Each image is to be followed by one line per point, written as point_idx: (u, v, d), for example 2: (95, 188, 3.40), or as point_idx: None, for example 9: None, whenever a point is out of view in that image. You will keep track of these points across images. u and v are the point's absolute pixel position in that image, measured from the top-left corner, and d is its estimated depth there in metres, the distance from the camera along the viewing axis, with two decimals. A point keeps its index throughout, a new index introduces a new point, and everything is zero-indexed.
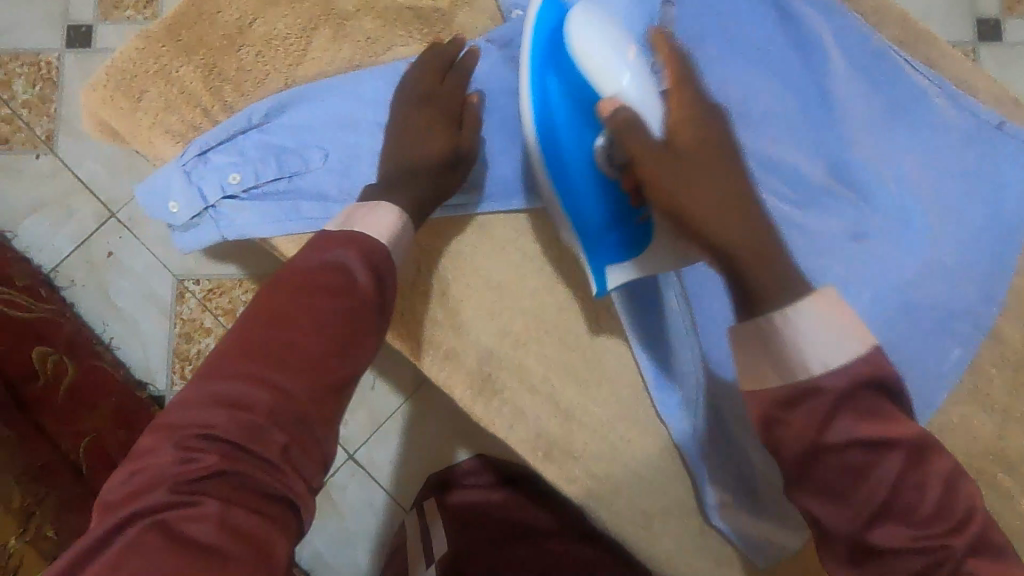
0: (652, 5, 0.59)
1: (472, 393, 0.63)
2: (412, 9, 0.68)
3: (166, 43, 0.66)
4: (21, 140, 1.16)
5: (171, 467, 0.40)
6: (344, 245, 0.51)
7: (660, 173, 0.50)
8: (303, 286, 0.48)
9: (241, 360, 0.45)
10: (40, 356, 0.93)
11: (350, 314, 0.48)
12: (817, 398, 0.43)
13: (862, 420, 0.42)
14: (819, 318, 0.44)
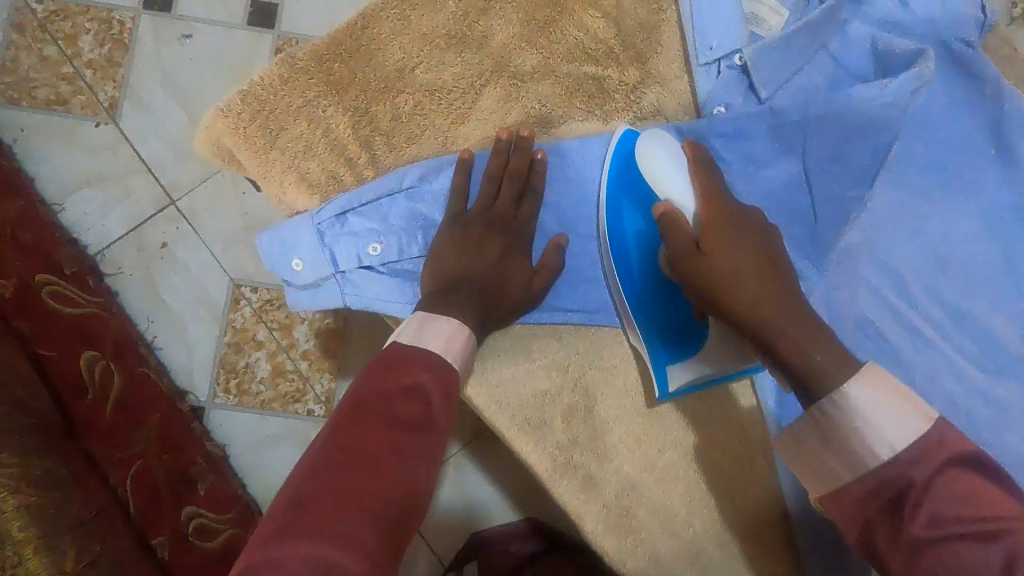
0: (863, 136, 0.55)
1: (606, 528, 0.56)
2: (595, 79, 0.60)
3: (316, 77, 0.58)
4: (80, 104, 1.06)
5: None
6: (426, 368, 0.47)
7: (717, 273, 0.48)
8: (387, 412, 0.44)
9: (312, 508, 0.39)
10: (88, 361, 0.84)
11: (421, 445, 0.44)
12: (909, 494, 0.39)
13: (953, 507, 0.38)
14: (873, 398, 0.41)
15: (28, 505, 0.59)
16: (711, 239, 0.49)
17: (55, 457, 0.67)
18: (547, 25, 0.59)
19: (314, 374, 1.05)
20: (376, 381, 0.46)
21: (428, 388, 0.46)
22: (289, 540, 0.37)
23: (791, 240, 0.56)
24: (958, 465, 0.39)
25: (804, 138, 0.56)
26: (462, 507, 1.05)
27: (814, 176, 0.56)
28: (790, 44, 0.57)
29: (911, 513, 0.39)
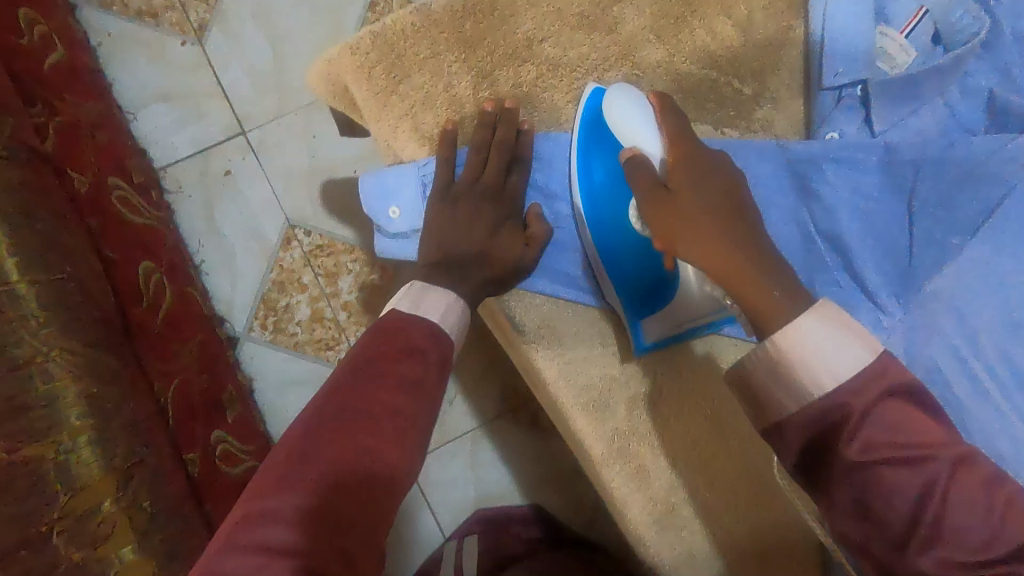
0: (964, 186, 0.56)
1: (650, 519, 0.57)
2: (715, 84, 0.61)
3: (446, 31, 0.58)
4: (169, 19, 1.06)
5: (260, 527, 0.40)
6: (425, 339, 0.50)
7: (683, 209, 0.49)
8: (388, 366, 0.47)
9: (302, 461, 0.42)
10: (146, 272, 0.84)
11: (411, 405, 0.46)
12: (844, 423, 0.39)
13: (885, 434, 0.38)
14: (827, 335, 0.41)
15: (88, 396, 0.61)
16: (677, 175, 0.50)
17: (115, 357, 0.68)
18: (678, 22, 0.60)
19: (351, 326, 1.06)
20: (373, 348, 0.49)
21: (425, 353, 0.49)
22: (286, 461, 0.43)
23: (880, 272, 0.58)
24: (897, 393, 0.39)
25: (913, 178, 0.57)
26: (470, 481, 1.06)
27: (917, 218, 0.57)
28: (913, 84, 0.58)
29: (845, 436, 0.39)
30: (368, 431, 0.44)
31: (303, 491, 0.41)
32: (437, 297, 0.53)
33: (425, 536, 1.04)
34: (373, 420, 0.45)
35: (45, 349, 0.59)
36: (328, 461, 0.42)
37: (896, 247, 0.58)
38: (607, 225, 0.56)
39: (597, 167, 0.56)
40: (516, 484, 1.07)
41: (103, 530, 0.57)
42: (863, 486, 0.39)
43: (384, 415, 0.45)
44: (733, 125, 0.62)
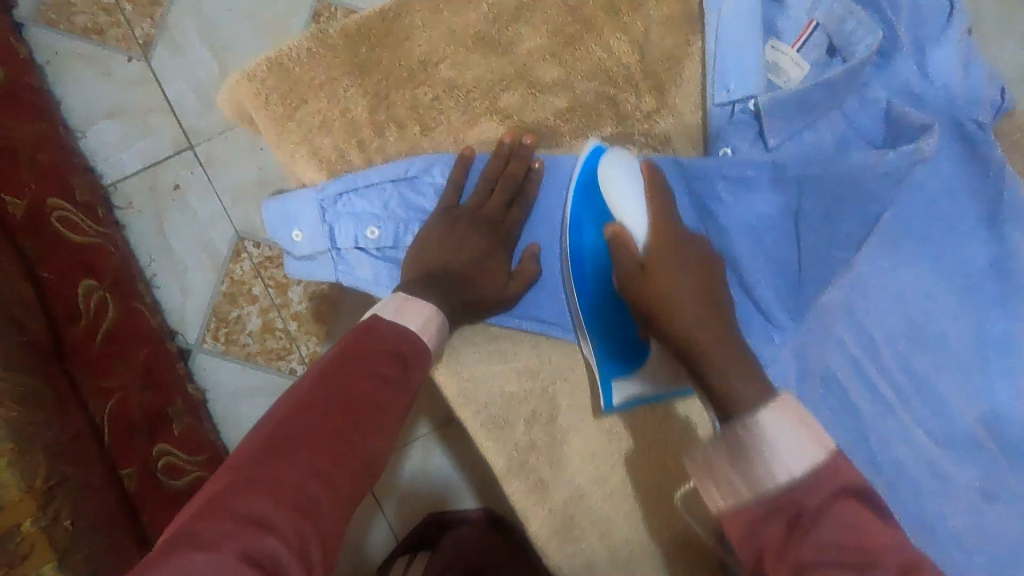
0: (846, 200, 0.56)
1: (549, 532, 0.59)
2: (613, 101, 0.61)
3: (342, 56, 0.59)
4: (115, 36, 1.07)
5: (249, 490, 0.39)
6: (405, 338, 0.49)
7: (656, 288, 0.52)
8: (372, 364, 0.47)
9: (288, 439, 0.42)
10: (86, 290, 0.86)
11: (395, 410, 0.46)
12: (801, 518, 0.39)
13: (839, 535, 0.37)
14: (785, 432, 0.42)
15: (9, 418, 0.62)
16: (658, 261, 0.53)
17: (43, 378, 0.70)
18: (574, 41, 0.61)
19: (302, 336, 1.08)
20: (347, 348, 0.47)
21: (407, 356, 0.49)
22: (283, 432, 0.42)
23: (772, 290, 0.58)
24: (850, 496, 0.39)
25: (800, 194, 0.58)
26: (422, 485, 1.08)
27: (804, 234, 0.58)
28: (805, 98, 0.58)
29: (804, 530, 0.39)
30: (352, 431, 0.43)
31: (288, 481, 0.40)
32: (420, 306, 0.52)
33: (378, 540, 1.06)
34: (360, 423, 0.44)
35: None
36: (314, 453, 0.42)
37: (783, 262, 0.59)
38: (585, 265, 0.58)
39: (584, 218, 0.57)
40: (469, 489, 1.08)
41: (23, 550, 0.59)
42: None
43: (365, 417, 0.44)
44: (631, 141, 0.61)
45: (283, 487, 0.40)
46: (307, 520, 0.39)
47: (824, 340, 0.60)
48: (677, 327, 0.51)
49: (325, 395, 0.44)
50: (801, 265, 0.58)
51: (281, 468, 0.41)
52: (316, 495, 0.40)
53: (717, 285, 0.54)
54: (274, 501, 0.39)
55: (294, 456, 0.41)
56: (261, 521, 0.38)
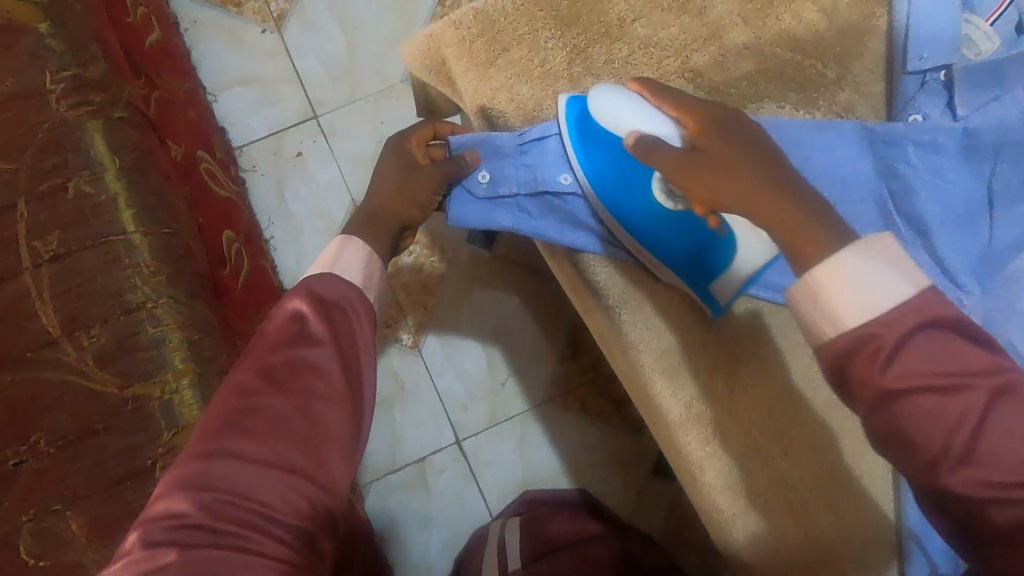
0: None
1: (725, 483, 0.59)
2: (799, 67, 0.63)
3: (544, 10, 0.62)
4: (252, 9, 1.12)
5: (211, 464, 0.43)
6: (342, 291, 0.50)
7: (718, 169, 0.47)
8: (298, 331, 0.47)
9: (239, 411, 0.44)
10: (228, 239, 0.89)
11: (348, 364, 0.48)
12: (878, 348, 0.39)
13: (927, 362, 0.38)
14: (852, 263, 0.41)
15: (190, 341, 0.65)
16: (702, 135, 0.48)
17: (210, 308, 0.71)
18: (765, 8, 0.63)
19: (410, 306, 1.09)
20: (282, 315, 0.49)
21: (345, 308, 0.50)
22: (233, 409, 0.45)
23: (962, 254, 0.59)
24: (935, 325, 0.39)
25: (994, 160, 0.58)
26: (516, 461, 1.08)
27: (998, 200, 0.58)
28: (1003, 71, 0.59)
29: (883, 363, 0.39)
30: (299, 392, 0.46)
31: (249, 449, 0.43)
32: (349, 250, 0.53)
33: (472, 512, 1.06)
34: (303, 385, 0.46)
35: (154, 297, 0.63)
36: (264, 419, 0.44)
37: (973, 228, 0.59)
38: (626, 194, 0.58)
39: (596, 146, 0.58)
40: (563, 469, 1.09)
41: None
42: (893, 412, 0.39)
43: (305, 378, 0.46)
44: (815, 107, 0.64)
45: (247, 456, 0.43)
46: (276, 470, 0.43)
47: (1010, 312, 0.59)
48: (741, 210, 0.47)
49: (270, 360, 0.46)
50: (992, 235, 0.59)
51: (240, 440, 0.43)
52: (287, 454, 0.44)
53: (770, 152, 0.48)
54: (244, 467, 0.43)
55: (245, 428, 0.44)
56: (222, 479, 0.42)
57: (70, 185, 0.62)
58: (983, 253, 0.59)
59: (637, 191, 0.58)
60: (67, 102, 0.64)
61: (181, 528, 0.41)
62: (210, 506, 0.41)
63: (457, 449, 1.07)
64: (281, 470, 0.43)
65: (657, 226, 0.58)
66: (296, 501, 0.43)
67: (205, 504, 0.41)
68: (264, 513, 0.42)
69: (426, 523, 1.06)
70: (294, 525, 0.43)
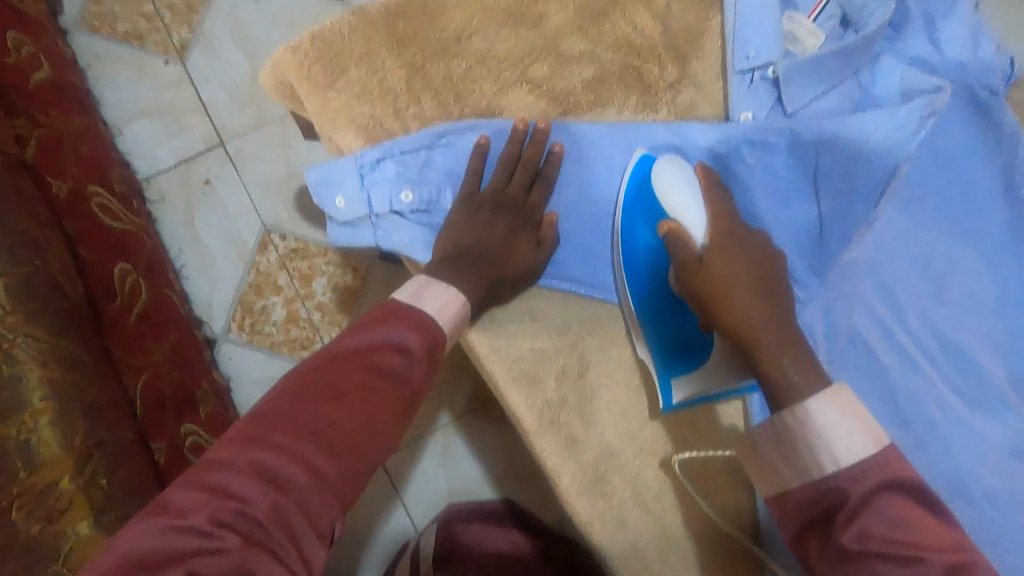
0: (861, 158, 0.61)
1: (580, 489, 0.59)
2: (637, 71, 0.64)
3: (381, 31, 0.63)
4: (154, 41, 1.13)
5: (250, 476, 0.42)
6: (443, 338, 0.53)
7: (724, 294, 0.53)
8: (375, 361, 0.49)
9: (290, 423, 0.45)
10: (122, 273, 0.88)
11: (411, 415, 0.51)
12: (846, 508, 0.45)
13: (884, 527, 0.43)
14: (830, 413, 0.47)
15: (50, 379, 0.64)
16: (715, 256, 0.54)
17: (81, 343, 0.72)
18: (600, 16, 0.64)
19: (326, 326, 1.09)
20: (388, 339, 0.50)
21: (438, 355, 0.52)
22: (288, 422, 0.45)
23: (798, 246, 0.61)
24: (895, 489, 0.44)
25: (818, 152, 0.61)
26: (441, 476, 1.08)
27: (825, 189, 0.61)
28: (824, 66, 0.62)
29: (846, 523, 0.44)
30: (358, 425, 0.46)
31: (291, 468, 0.43)
32: (436, 289, 0.54)
33: (397, 530, 1.06)
34: (363, 419, 0.47)
35: (12, 336, 0.63)
36: (317, 442, 0.44)
37: (803, 219, 0.61)
38: (644, 266, 0.59)
39: (636, 219, 0.58)
40: (487, 480, 1.08)
41: (61, 504, 0.61)
42: (851, 573, 0.43)
43: (366, 412, 0.47)
44: (656, 109, 0.64)
45: (290, 475, 0.43)
46: (329, 490, 0.44)
47: (849, 299, 0.62)
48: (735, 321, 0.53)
49: (368, 383, 0.48)
50: (824, 228, 0.61)
51: (285, 456, 0.43)
52: (327, 486, 0.44)
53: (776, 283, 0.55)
54: (284, 486, 0.42)
55: (293, 447, 0.44)
56: (291, 480, 0.43)
57: None
58: (820, 241, 0.61)
59: (655, 266, 0.60)
60: None
61: (241, 519, 0.41)
62: (273, 504, 0.42)
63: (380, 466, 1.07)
64: (333, 492, 0.44)
65: (662, 306, 0.60)
66: (328, 524, 0.44)
67: (273, 498, 0.42)
68: (308, 529, 0.43)
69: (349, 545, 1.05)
70: (319, 548, 0.44)
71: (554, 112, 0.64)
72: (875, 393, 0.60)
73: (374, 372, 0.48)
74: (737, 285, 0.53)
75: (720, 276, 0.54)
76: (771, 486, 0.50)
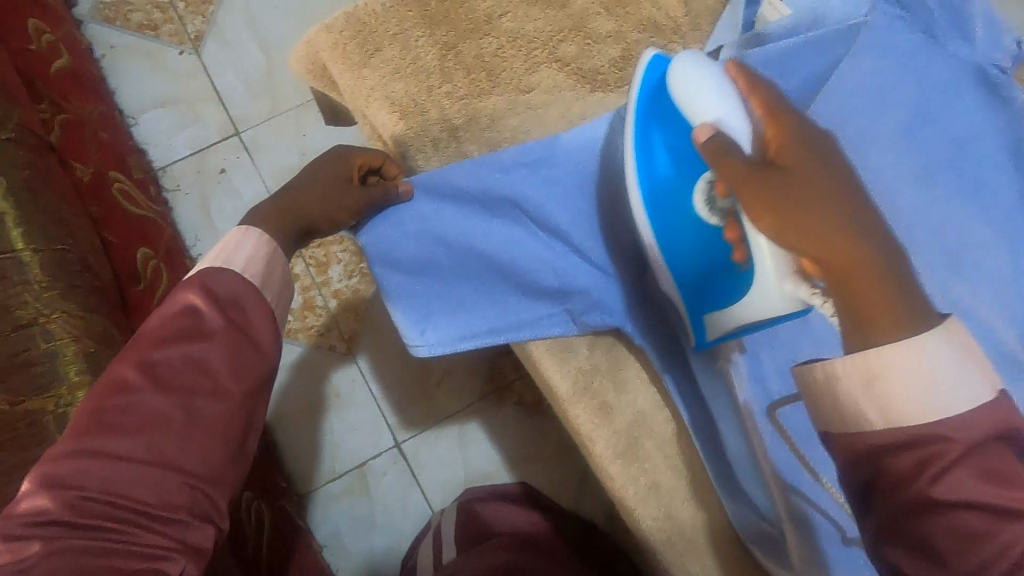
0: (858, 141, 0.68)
1: (614, 454, 0.62)
2: (663, 50, 0.66)
3: (414, 11, 0.64)
4: (168, 31, 1.13)
5: (65, 489, 0.38)
6: (237, 289, 0.47)
7: (817, 235, 0.41)
8: (165, 330, 0.44)
9: (103, 428, 0.40)
10: (143, 257, 0.89)
11: (243, 363, 0.44)
12: (940, 455, 0.37)
13: (982, 477, 0.36)
14: (944, 354, 0.38)
15: (86, 353, 0.64)
16: (791, 202, 0.42)
17: (113, 323, 0.72)
18: None
19: (342, 313, 1.10)
20: (169, 306, 0.45)
21: (243, 305, 0.46)
22: (101, 428, 0.40)
23: None
24: (1006, 440, 0.37)
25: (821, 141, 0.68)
26: (459, 461, 1.09)
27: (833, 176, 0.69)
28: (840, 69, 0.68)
29: (931, 469, 0.37)
30: (165, 397, 0.41)
31: (108, 463, 0.39)
32: (239, 245, 0.49)
33: (414, 513, 1.07)
34: (188, 390, 0.42)
35: (46, 312, 0.64)
36: (139, 431, 0.40)
37: None
38: (675, 197, 0.53)
39: (652, 134, 0.53)
40: (505, 465, 1.09)
41: None
42: (926, 522, 0.36)
43: (176, 386, 0.42)
44: None
45: (112, 470, 0.39)
46: (155, 467, 0.40)
47: None
48: (862, 294, 0.40)
49: (156, 355, 0.42)
50: None
51: (101, 457, 0.39)
52: (174, 460, 0.41)
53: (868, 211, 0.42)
54: (106, 483, 0.39)
55: (117, 444, 0.40)
56: (89, 475, 0.39)
57: None
58: None
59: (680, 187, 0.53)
60: None
61: (38, 527, 0.37)
62: (76, 503, 0.38)
63: (397, 452, 1.08)
64: (158, 468, 0.40)
65: (683, 229, 0.53)
66: (177, 496, 0.40)
67: (69, 498, 0.38)
68: (140, 512, 0.39)
69: (369, 531, 1.06)
70: (172, 518, 0.40)
71: (583, 90, 0.65)
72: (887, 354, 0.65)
73: (159, 342, 0.43)
74: (840, 228, 0.41)
75: (817, 220, 0.41)
76: (840, 425, 0.41)
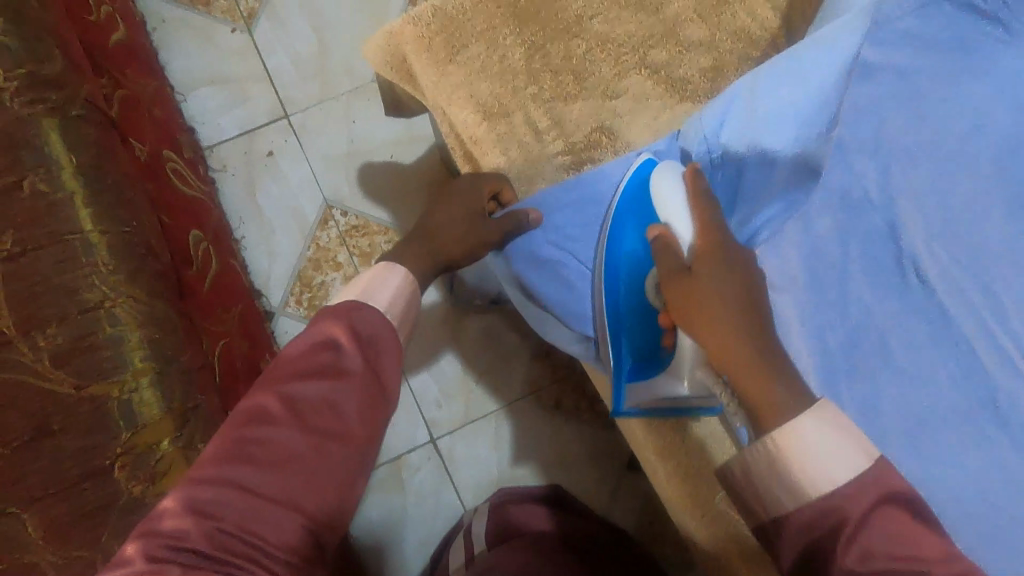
0: (946, 164, 0.63)
1: (681, 472, 0.61)
2: (755, 61, 0.64)
3: (502, 8, 0.62)
4: (221, 8, 1.11)
5: (204, 518, 0.39)
6: (377, 328, 0.49)
7: (704, 308, 0.50)
8: (305, 365, 0.45)
9: (242, 456, 0.41)
10: (196, 240, 0.88)
11: (372, 408, 0.46)
12: (844, 529, 0.41)
13: (888, 542, 0.39)
14: (821, 432, 0.44)
15: (151, 341, 0.64)
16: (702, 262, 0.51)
17: (176, 309, 0.70)
18: (720, 4, 0.64)
19: None
20: (312, 337, 0.47)
21: (378, 345, 0.49)
22: (241, 455, 0.41)
23: (875, 260, 0.63)
24: (895, 500, 0.41)
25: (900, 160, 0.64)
26: (492, 458, 1.08)
27: (912, 200, 0.63)
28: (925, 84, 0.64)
29: (845, 546, 0.40)
30: (301, 433, 0.43)
31: (247, 494, 0.40)
32: (384, 285, 0.53)
33: (446, 508, 1.06)
34: (322, 432, 0.43)
35: (111, 296, 0.63)
36: (274, 464, 0.41)
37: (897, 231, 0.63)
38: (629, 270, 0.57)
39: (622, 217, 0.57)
40: (537, 464, 1.09)
41: (161, 467, 0.60)
42: None
43: (315, 422, 0.43)
44: None
45: (248, 503, 0.40)
46: (280, 505, 0.40)
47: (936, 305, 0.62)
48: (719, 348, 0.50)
49: (295, 388, 0.44)
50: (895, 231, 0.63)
51: (237, 487, 0.40)
52: (300, 501, 0.41)
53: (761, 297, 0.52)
54: (240, 518, 0.39)
55: (255, 475, 0.41)
56: (224, 505, 0.39)
57: (25, 183, 0.62)
58: (912, 257, 0.63)
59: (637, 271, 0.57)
60: (22, 100, 0.65)
61: (175, 552, 0.38)
62: (211, 534, 0.39)
63: (432, 447, 1.07)
64: (284, 507, 0.40)
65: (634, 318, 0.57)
66: (293, 539, 0.40)
67: (205, 528, 0.38)
68: (262, 550, 0.39)
69: (400, 523, 1.06)
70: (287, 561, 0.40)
71: (670, 99, 0.64)
72: (961, 391, 0.59)
73: (301, 377, 0.45)
74: (712, 290, 0.50)
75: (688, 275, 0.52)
76: (766, 509, 0.45)
